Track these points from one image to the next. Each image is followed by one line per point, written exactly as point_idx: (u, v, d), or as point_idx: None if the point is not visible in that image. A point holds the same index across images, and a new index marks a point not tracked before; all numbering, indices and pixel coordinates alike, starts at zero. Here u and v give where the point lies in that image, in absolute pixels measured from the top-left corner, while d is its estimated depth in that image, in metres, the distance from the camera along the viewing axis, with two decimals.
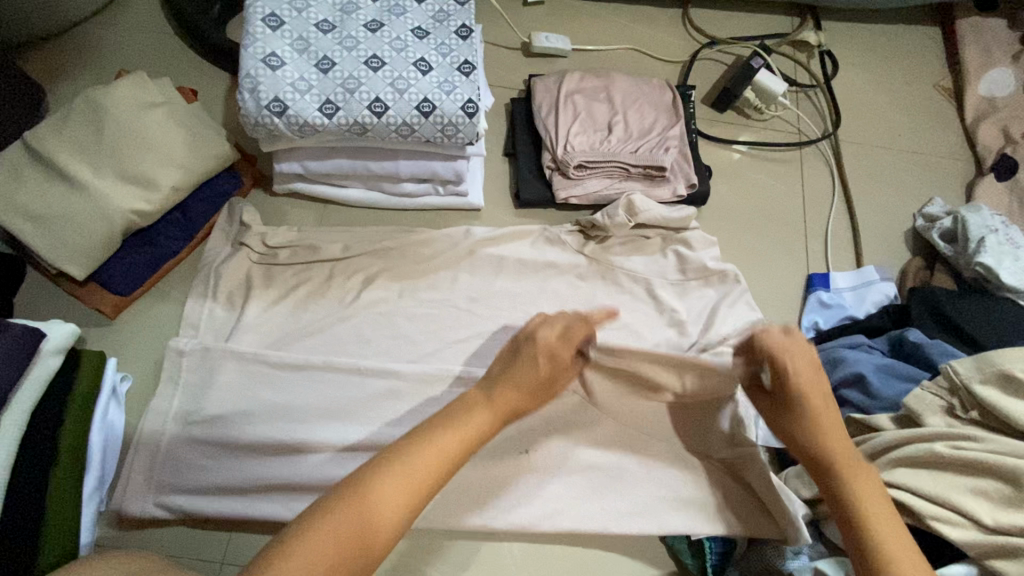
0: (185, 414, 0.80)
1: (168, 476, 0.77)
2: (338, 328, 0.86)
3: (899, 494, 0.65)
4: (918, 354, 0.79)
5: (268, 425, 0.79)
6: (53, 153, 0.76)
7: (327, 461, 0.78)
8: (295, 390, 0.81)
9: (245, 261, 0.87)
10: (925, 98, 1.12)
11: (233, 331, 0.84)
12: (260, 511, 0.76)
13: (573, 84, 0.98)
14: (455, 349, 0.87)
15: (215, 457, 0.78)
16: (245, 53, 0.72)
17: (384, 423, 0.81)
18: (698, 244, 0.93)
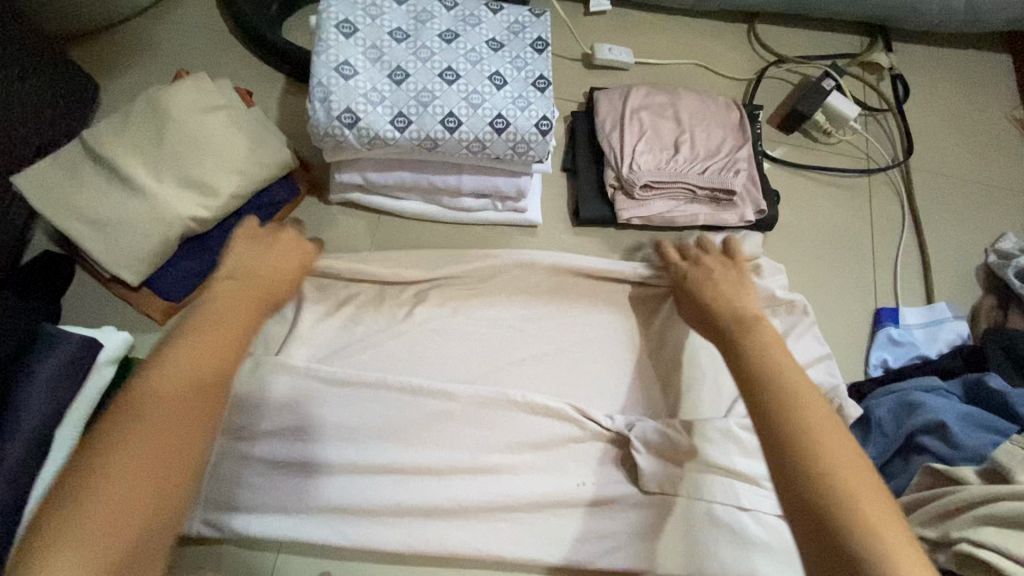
0: (234, 428, 0.77)
1: (218, 492, 0.75)
2: (391, 344, 0.84)
3: (993, 555, 0.60)
4: (999, 401, 0.75)
5: (319, 443, 0.77)
6: (113, 154, 0.73)
7: (376, 483, 0.75)
8: (347, 406, 0.79)
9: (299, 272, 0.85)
10: (998, 127, 1.07)
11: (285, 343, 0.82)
12: (310, 533, 0.73)
13: (638, 100, 0.94)
14: (510, 371, 0.84)
15: (264, 473, 0.76)
16: (317, 60, 0.69)
17: (436, 446, 0.78)
18: (766, 271, 0.87)
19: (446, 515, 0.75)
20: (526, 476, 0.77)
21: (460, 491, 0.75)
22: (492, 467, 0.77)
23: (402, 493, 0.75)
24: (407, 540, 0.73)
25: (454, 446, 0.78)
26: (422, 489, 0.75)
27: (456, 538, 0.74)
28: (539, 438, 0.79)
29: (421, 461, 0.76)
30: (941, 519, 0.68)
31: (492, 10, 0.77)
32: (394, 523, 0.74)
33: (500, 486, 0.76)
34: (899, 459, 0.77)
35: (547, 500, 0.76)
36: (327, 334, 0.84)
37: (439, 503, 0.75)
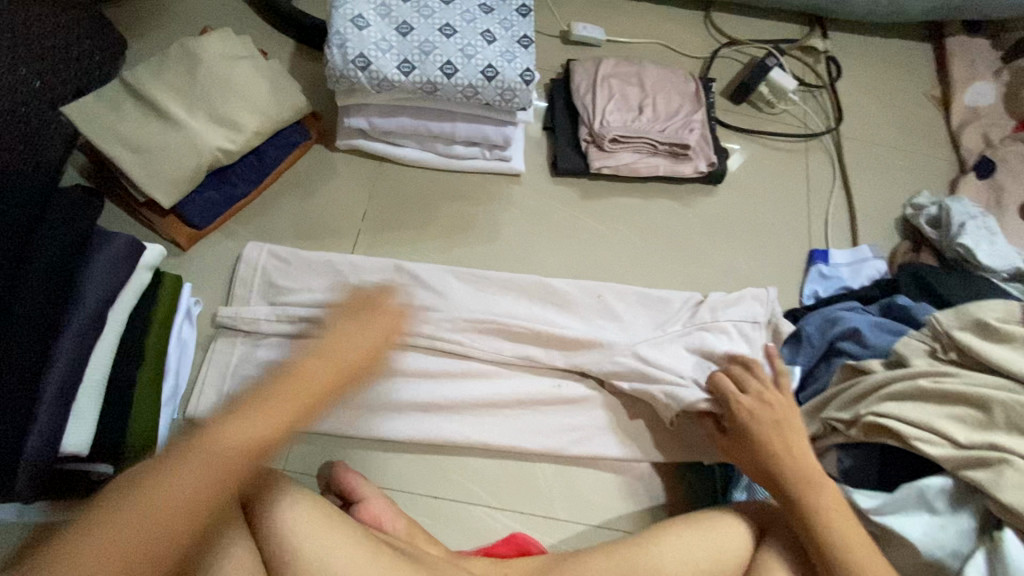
0: (255, 334, 0.88)
1: (238, 390, 0.85)
2: (379, 271, 0.93)
3: (888, 421, 0.73)
4: (906, 315, 0.89)
5: (327, 352, 0.88)
6: (151, 91, 0.84)
7: (378, 384, 0.87)
8: (343, 320, 0.88)
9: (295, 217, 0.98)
10: (917, 105, 1.25)
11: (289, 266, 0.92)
12: (322, 424, 0.84)
13: (608, 69, 1.09)
14: (492, 297, 0.94)
15: (280, 375, 0.86)
16: (334, 14, 0.82)
17: (430, 354, 0.89)
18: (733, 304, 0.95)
19: (441, 410, 0.86)
20: (511, 381, 0.89)
21: (454, 391, 0.87)
22: (481, 372, 0.89)
23: (403, 391, 0.86)
24: (408, 430, 0.85)
25: (446, 354, 0.89)
26: (419, 389, 0.87)
27: (451, 429, 0.86)
28: (522, 350, 0.90)
29: (418, 366, 0.88)
30: (854, 402, 0.80)
31: None
32: (395, 417, 0.86)
33: (489, 388, 0.88)
34: (823, 363, 0.91)
35: (529, 399, 0.88)
36: (315, 264, 0.92)
37: (436, 401, 0.86)
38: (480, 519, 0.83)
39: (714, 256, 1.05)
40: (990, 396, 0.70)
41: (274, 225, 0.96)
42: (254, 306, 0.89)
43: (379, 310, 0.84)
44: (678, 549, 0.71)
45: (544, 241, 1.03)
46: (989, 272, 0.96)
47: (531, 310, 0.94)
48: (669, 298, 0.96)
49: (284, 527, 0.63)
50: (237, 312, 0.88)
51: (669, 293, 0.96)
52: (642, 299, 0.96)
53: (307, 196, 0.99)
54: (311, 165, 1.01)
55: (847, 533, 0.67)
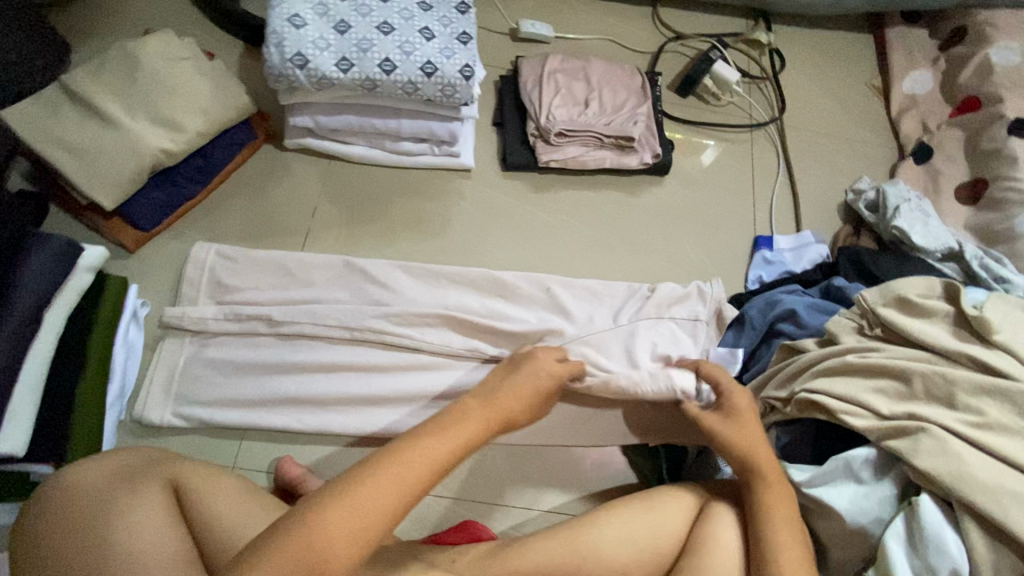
0: (203, 333, 0.88)
1: (186, 389, 0.85)
2: (328, 268, 0.94)
3: (817, 395, 0.76)
4: (842, 296, 0.92)
5: (275, 349, 0.88)
6: (91, 95, 0.85)
7: (329, 378, 0.88)
8: (291, 316, 0.88)
9: (245, 217, 0.98)
10: (859, 94, 1.29)
11: (237, 267, 0.92)
12: (272, 422, 0.85)
13: (554, 65, 1.11)
14: (440, 291, 0.95)
15: (227, 372, 0.87)
16: (271, 13, 0.83)
17: (379, 348, 0.90)
18: (678, 299, 0.98)
19: (391, 402, 0.88)
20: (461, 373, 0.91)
21: (404, 383, 0.89)
22: (430, 364, 0.90)
23: (352, 385, 0.88)
24: (360, 424, 0.86)
25: (395, 348, 0.90)
26: (369, 382, 0.88)
27: (401, 419, 0.87)
28: (469, 341, 0.91)
29: (368, 360, 0.89)
30: (789, 380, 0.83)
31: None
32: (347, 411, 0.87)
33: (439, 379, 0.90)
34: (764, 344, 0.93)
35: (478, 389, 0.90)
36: (264, 263, 0.93)
37: (386, 393, 0.88)
38: (433, 508, 0.86)
39: (662, 245, 1.08)
40: (910, 368, 0.73)
41: (223, 225, 0.97)
42: (202, 306, 0.89)
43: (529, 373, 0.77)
44: (620, 529, 0.73)
45: (494, 234, 1.05)
46: (924, 251, 0.99)
47: (479, 302, 0.95)
48: (613, 289, 0.99)
49: (213, 513, 0.66)
50: (180, 312, 0.88)
51: (613, 285, 0.99)
52: (588, 292, 0.98)
53: (257, 195, 1.00)
54: (258, 165, 1.01)
55: (775, 499, 0.71)
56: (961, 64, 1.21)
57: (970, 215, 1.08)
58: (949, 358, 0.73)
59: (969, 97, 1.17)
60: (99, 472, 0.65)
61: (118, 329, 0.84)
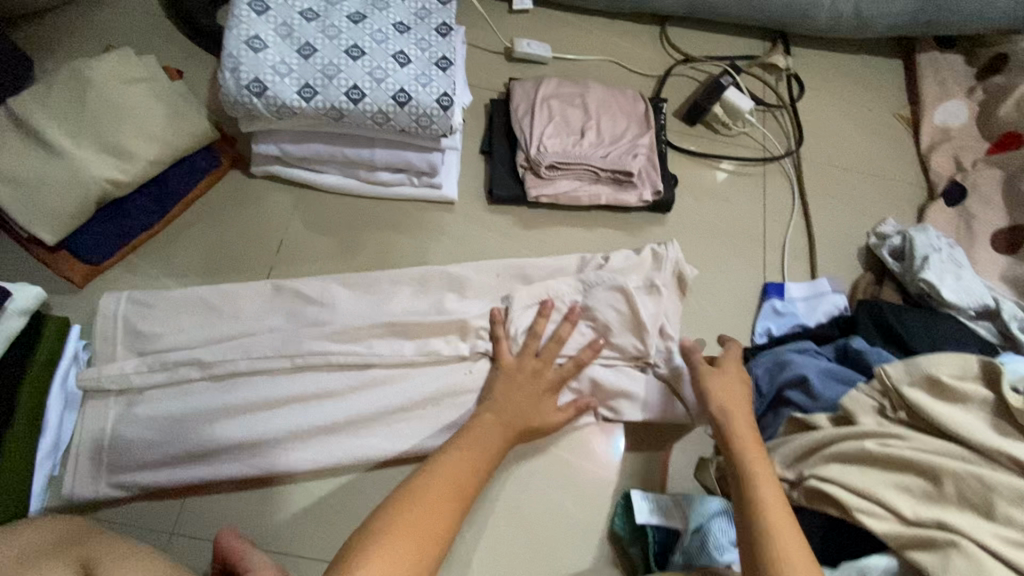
0: (127, 390, 0.79)
1: (113, 457, 0.76)
2: (291, 301, 0.86)
3: (829, 487, 0.67)
4: (860, 360, 0.82)
5: (216, 394, 0.78)
6: (34, 120, 0.78)
7: (275, 415, 0.79)
8: (225, 354, 0.80)
9: (205, 249, 0.91)
10: (885, 124, 1.18)
11: (171, 309, 0.83)
12: (216, 473, 0.76)
13: (549, 90, 1.02)
14: (381, 297, 0.87)
15: (158, 426, 0.77)
16: (228, 34, 0.75)
17: (336, 401, 0.81)
18: (629, 268, 0.91)
19: (334, 436, 0.80)
20: (427, 426, 0.82)
21: (362, 408, 0.80)
22: (385, 378, 0.82)
23: (307, 440, 0.79)
24: (308, 460, 0.78)
25: (334, 376, 0.81)
26: (327, 441, 0.79)
27: (349, 448, 0.80)
28: (422, 345, 0.83)
29: (302, 387, 0.80)
30: (797, 461, 0.73)
31: None
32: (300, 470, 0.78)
33: (402, 436, 0.81)
34: (771, 412, 0.84)
35: (437, 394, 0.82)
36: (189, 301, 0.84)
37: (331, 422, 0.79)
38: None
39: None
40: (940, 467, 0.63)
41: (180, 258, 0.89)
42: (121, 361, 0.80)
43: (536, 376, 0.81)
44: None
45: None
46: (954, 308, 0.89)
47: (428, 303, 0.87)
48: (562, 266, 0.92)
49: None
50: (94, 373, 0.78)
51: (562, 261, 0.91)
52: (538, 273, 0.91)
53: (218, 225, 0.92)
54: (221, 193, 0.93)
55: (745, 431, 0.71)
56: (1000, 96, 1.10)
57: (1007, 266, 0.97)
58: (985, 455, 0.63)
59: (1010, 133, 1.06)
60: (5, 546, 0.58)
61: (56, 374, 0.77)
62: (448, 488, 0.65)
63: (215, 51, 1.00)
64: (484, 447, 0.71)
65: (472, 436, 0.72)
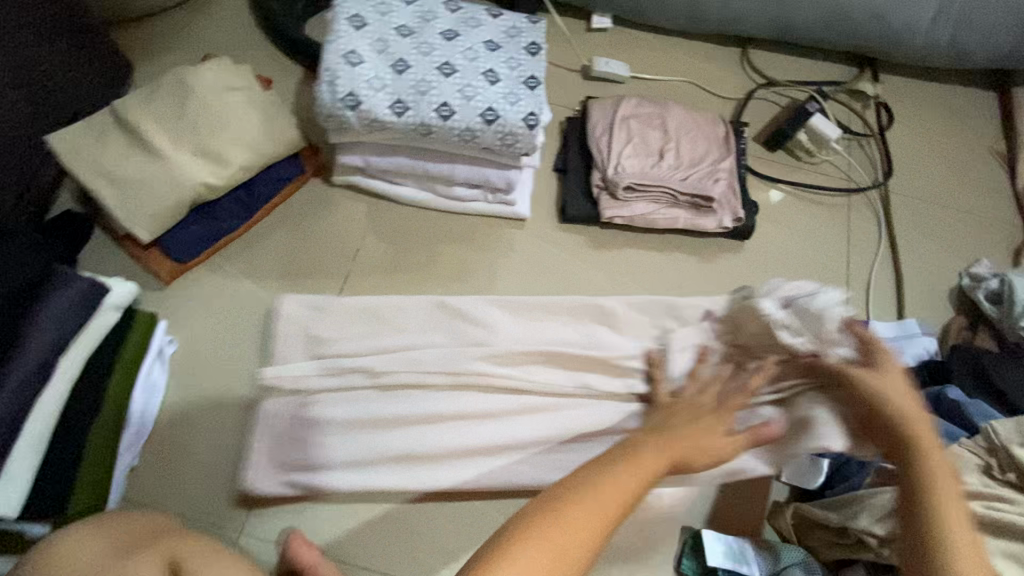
0: (300, 392, 0.81)
1: (291, 455, 0.79)
2: (426, 314, 0.87)
3: None
4: (958, 412, 0.77)
5: (391, 405, 0.80)
6: (138, 122, 0.81)
7: (429, 430, 0.80)
8: (391, 366, 0.81)
9: (285, 254, 0.93)
10: (982, 158, 1.11)
11: (330, 315, 0.86)
12: (388, 482, 0.78)
13: (628, 109, 1.00)
14: (538, 324, 0.87)
15: (329, 432, 0.80)
16: (327, 48, 0.76)
17: (487, 423, 0.81)
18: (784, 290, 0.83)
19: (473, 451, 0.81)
20: (569, 458, 0.82)
21: (519, 429, 0.81)
22: (541, 405, 0.83)
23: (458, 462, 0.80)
24: (454, 477, 0.80)
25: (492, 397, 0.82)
26: (476, 461, 0.81)
27: (497, 467, 0.81)
28: (578, 376, 0.84)
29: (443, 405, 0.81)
30: (889, 516, 0.70)
31: (492, 15, 0.84)
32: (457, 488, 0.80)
33: (547, 463, 0.81)
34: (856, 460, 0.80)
35: (587, 428, 0.82)
36: (354, 310, 0.86)
37: (469, 443, 0.80)
38: None
39: None
40: None
41: (262, 262, 0.92)
42: (299, 363, 0.83)
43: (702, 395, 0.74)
44: None
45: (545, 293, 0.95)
46: None
47: (578, 331, 0.87)
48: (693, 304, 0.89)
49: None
50: (277, 372, 0.81)
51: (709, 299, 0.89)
52: (689, 312, 0.88)
53: (299, 231, 0.94)
54: (302, 199, 0.96)
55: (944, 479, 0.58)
56: None
57: None
58: None
59: None
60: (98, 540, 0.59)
61: (142, 369, 0.78)
62: (617, 496, 0.49)
63: (303, 61, 1.03)
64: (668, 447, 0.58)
65: (636, 459, 0.54)
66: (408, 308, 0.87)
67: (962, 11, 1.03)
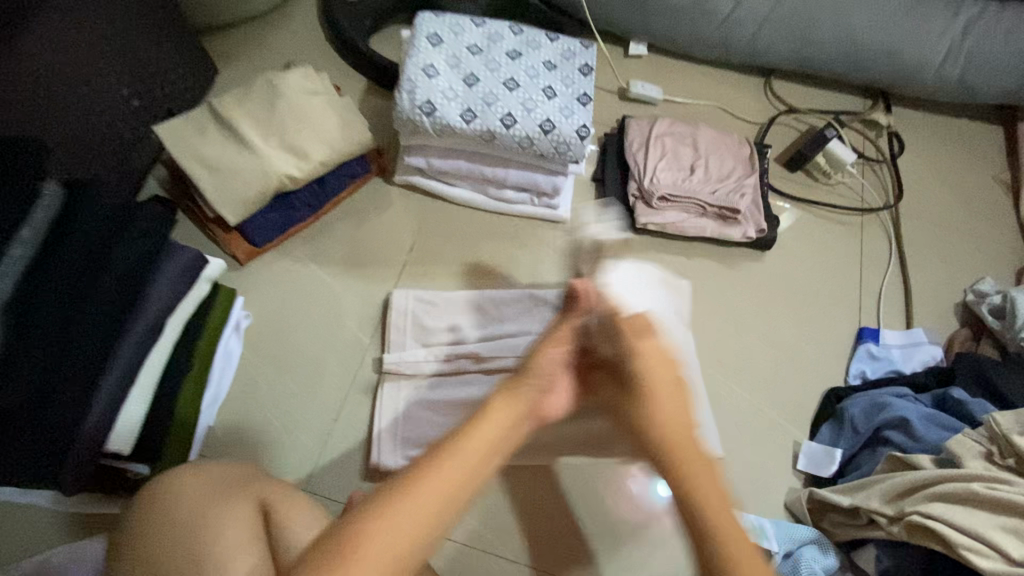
0: (418, 376, 0.91)
1: (408, 430, 0.88)
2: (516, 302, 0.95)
3: (930, 523, 0.69)
4: (962, 411, 0.85)
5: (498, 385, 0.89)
6: (233, 118, 0.91)
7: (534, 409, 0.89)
8: (495, 351, 0.90)
9: (349, 243, 1.02)
10: (987, 187, 1.21)
11: (434, 302, 0.96)
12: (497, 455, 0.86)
13: (663, 127, 1.10)
14: None
15: (428, 408, 0.89)
16: (408, 61, 0.87)
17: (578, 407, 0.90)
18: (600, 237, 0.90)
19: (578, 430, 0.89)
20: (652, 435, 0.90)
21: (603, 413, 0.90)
22: None
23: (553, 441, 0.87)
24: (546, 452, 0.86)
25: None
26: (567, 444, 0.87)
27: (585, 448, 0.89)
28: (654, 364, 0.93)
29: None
30: (897, 498, 0.77)
31: (551, 39, 0.94)
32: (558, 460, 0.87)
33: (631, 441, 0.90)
34: (868, 450, 0.89)
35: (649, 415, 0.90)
36: (458, 301, 0.96)
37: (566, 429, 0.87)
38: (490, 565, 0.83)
39: (755, 326, 1.04)
40: None
41: (328, 249, 1.01)
42: (412, 349, 0.92)
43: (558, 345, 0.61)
44: None
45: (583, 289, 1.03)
46: None
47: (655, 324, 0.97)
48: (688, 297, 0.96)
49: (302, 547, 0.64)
50: (394, 356, 0.92)
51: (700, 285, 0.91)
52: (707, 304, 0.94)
53: (361, 223, 1.04)
54: (365, 196, 1.06)
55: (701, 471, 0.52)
56: None
57: None
58: None
59: None
60: (193, 495, 0.67)
61: (222, 337, 0.87)
62: (427, 502, 0.48)
63: (369, 72, 1.14)
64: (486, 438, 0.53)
65: (449, 451, 0.51)
66: (473, 298, 0.96)
67: (967, 53, 1.14)
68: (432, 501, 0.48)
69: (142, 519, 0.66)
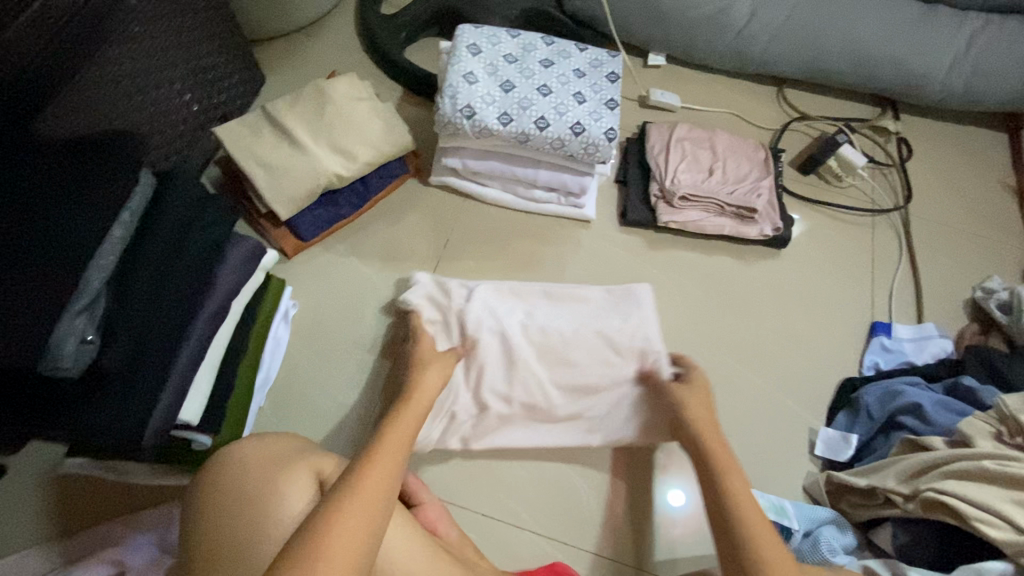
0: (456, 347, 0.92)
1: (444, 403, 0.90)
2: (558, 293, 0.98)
3: (946, 497, 0.73)
4: (971, 397, 0.90)
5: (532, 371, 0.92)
6: (286, 121, 0.99)
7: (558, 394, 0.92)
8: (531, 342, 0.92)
9: (387, 239, 1.09)
10: (992, 190, 1.26)
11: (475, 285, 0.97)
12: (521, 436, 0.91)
13: (682, 132, 1.16)
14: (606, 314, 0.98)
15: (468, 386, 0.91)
16: (450, 69, 0.94)
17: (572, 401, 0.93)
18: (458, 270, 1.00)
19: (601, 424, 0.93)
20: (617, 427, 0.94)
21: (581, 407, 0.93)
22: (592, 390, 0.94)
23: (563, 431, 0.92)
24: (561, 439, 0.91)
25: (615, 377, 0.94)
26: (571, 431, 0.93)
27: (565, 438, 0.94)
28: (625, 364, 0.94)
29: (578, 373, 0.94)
30: (912, 477, 0.81)
31: (580, 49, 1.02)
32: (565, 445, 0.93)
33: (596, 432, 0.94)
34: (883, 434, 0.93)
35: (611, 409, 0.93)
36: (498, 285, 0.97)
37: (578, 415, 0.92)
38: (522, 539, 0.88)
39: (772, 320, 1.09)
40: None
41: (368, 244, 1.08)
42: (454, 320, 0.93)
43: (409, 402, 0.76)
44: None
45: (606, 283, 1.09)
46: None
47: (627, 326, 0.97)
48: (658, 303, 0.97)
49: None
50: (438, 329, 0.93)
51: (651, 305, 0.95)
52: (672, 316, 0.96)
53: (399, 221, 1.10)
54: (402, 195, 1.13)
55: (719, 452, 0.78)
56: None
57: None
58: None
59: None
60: (246, 462, 0.71)
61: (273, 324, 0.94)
62: (361, 516, 0.56)
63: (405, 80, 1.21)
64: (384, 464, 0.63)
65: (366, 474, 0.61)
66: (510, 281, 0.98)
67: (971, 63, 1.20)
68: (366, 515, 0.57)
69: (204, 484, 0.70)
